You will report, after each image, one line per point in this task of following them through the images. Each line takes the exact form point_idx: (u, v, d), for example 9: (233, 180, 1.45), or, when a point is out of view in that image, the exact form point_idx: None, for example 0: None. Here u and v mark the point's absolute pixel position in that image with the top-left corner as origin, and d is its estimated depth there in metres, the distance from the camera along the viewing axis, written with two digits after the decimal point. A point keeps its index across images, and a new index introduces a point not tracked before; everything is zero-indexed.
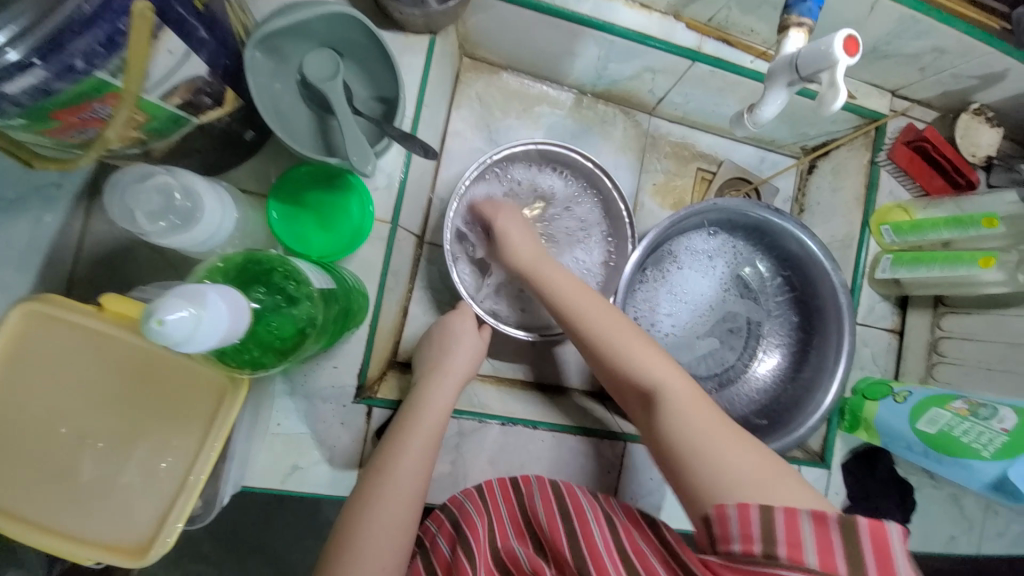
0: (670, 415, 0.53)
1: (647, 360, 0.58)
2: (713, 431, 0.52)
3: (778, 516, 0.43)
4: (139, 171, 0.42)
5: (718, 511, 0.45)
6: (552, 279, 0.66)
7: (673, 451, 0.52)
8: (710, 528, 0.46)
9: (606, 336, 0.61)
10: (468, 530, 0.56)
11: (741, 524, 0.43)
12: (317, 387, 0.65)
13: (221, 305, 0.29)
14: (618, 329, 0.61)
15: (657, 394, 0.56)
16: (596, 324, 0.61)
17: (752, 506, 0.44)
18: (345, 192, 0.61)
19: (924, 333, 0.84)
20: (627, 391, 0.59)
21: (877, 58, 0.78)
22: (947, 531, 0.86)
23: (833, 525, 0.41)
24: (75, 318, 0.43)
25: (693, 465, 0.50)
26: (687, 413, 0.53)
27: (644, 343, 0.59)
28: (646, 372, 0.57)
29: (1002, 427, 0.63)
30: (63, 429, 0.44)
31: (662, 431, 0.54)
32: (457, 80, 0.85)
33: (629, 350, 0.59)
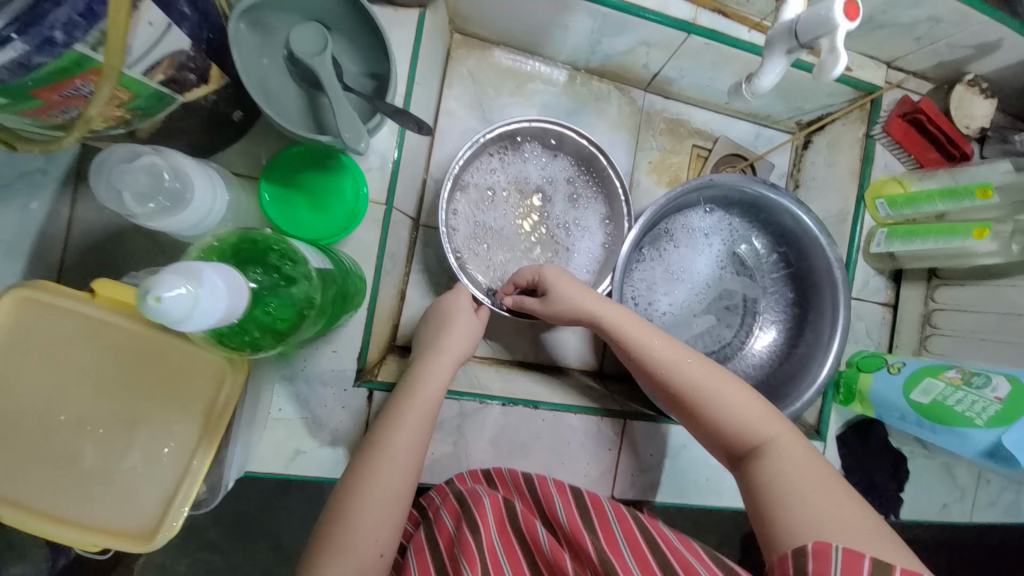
0: (779, 470, 0.49)
1: (760, 414, 0.54)
2: (828, 485, 0.47)
3: (868, 568, 0.40)
4: (127, 151, 0.41)
5: (819, 548, 0.42)
6: (618, 321, 0.62)
7: (764, 505, 0.48)
8: (801, 561, 0.42)
9: (699, 383, 0.56)
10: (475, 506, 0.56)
11: (845, 566, 0.40)
12: (317, 371, 0.65)
13: (218, 281, 0.28)
14: (730, 381, 0.56)
15: (767, 451, 0.51)
16: (701, 373, 0.57)
17: (862, 555, 0.41)
18: (337, 173, 0.60)
19: (918, 305, 0.85)
20: (724, 443, 0.55)
21: (872, 28, 0.78)
22: (940, 499, 0.88)
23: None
24: (66, 303, 0.42)
25: (778, 505, 0.47)
26: (799, 469, 0.49)
27: (747, 392, 0.55)
28: (744, 423, 0.53)
29: (995, 396, 0.64)
30: (62, 416, 0.43)
31: (766, 486, 0.49)
32: (448, 57, 0.83)
33: (735, 403, 0.55)
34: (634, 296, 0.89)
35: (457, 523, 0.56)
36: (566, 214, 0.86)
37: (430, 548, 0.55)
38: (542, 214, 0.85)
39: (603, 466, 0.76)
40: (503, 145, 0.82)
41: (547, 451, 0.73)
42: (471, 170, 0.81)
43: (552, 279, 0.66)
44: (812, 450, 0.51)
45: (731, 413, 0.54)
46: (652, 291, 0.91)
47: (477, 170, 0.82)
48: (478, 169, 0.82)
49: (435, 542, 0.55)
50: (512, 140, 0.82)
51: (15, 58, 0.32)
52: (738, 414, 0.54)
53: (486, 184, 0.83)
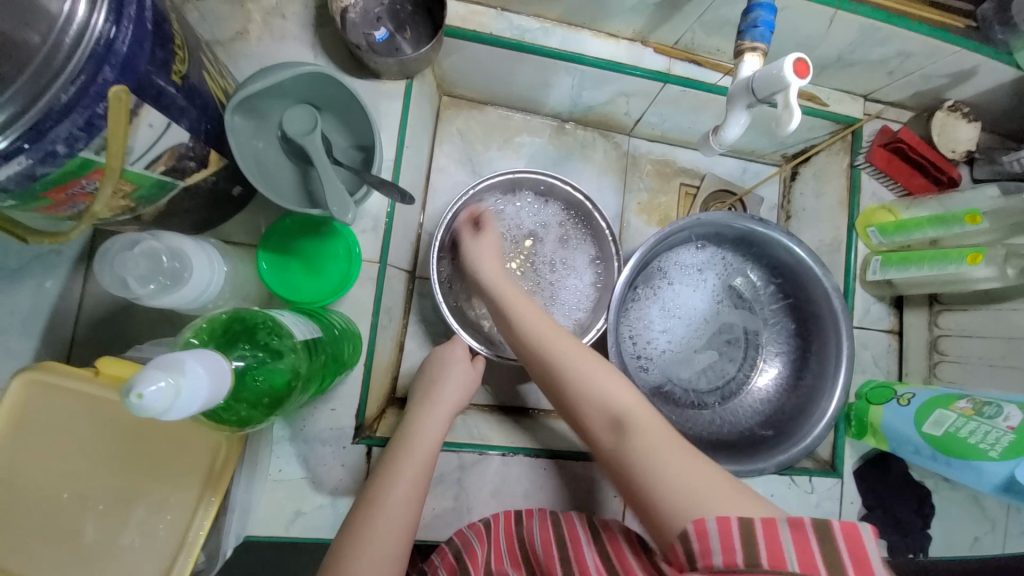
0: (637, 444, 0.49)
1: (618, 386, 0.54)
2: (682, 451, 0.48)
3: (756, 525, 0.41)
4: (128, 239, 0.44)
5: (698, 526, 0.42)
6: (528, 315, 0.62)
7: (640, 475, 0.48)
8: (686, 544, 0.42)
9: (564, 359, 0.56)
10: (471, 565, 0.57)
11: (721, 538, 0.41)
12: (316, 431, 0.66)
13: (200, 369, 0.30)
14: (586, 355, 0.57)
15: (576, 370, 0.55)
16: (565, 348, 0.58)
17: (731, 518, 0.42)
18: (331, 239, 0.62)
19: (922, 332, 0.83)
20: (587, 421, 0.54)
21: (843, 66, 0.80)
22: (971, 534, 0.83)
23: (809, 530, 0.40)
24: (70, 383, 0.44)
25: (661, 487, 0.46)
26: (653, 440, 0.49)
27: (606, 368, 0.56)
28: (601, 397, 0.53)
29: (1008, 425, 0.63)
30: (65, 494, 0.44)
31: (627, 457, 0.50)
32: (438, 118, 0.88)
33: (594, 377, 0.55)
34: (631, 335, 0.90)
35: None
36: (559, 256, 0.88)
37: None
38: (536, 258, 0.87)
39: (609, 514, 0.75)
40: (494, 195, 0.86)
41: (550, 501, 0.72)
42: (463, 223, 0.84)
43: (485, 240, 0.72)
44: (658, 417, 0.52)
45: (589, 388, 0.54)
46: (649, 329, 0.91)
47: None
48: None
49: None
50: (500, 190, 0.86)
51: (22, 170, 0.35)
52: (592, 388, 0.54)
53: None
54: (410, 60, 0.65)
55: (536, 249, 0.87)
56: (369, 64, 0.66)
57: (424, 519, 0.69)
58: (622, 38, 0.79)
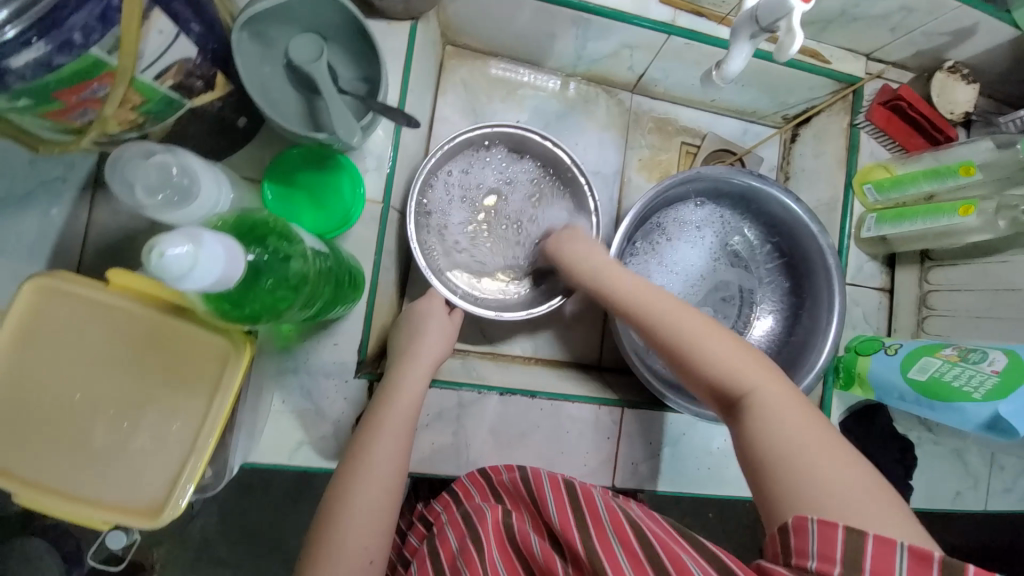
0: (765, 427, 0.51)
1: (745, 367, 0.56)
2: (806, 434, 0.50)
3: (868, 544, 0.41)
4: (144, 148, 0.45)
5: (797, 522, 0.44)
6: (631, 289, 0.65)
7: (754, 457, 0.51)
8: (784, 538, 0.44)
9: (690, 335, 0.59)
10: (477, 520, 0.59)
11: (822, 542, 0.42)
12: (319, 364, 0.68)
13: (218, 249, 0.31)
14: (716, 334, 0.58)
15: (699, 347, 0.58)
16: (712, 343, 0.58)
17: (838, 527, 0.42)
18: (334, 171, 0.63)
19: (913, 289, 0.85)
20: (713, 399, 0.58)
21: (848, 21, 0.80)
22: (948, 485, 0.87)
23: (936, 565, 0.40)
24: (83, 291, 0.45)
25: (785, 476, 0.48)
26: (783, 421, 0.51)
27: (739, 347, 0.58)
28: (736, 377, 0.55)
29: (992, 368, 0.65)
30: (77, 397, 0.46)
31: (751, 444, 0.52)
32: (441, 68, 0.88)
33: (736, 361, 0.56)
34: None
35: (459, 539, 0.58)
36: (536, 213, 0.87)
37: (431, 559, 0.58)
38: (517, 214, 0.88)
39: (602, 455, 0.77)
40: (467, 152, 0.85)
41: (545, 440, 0.74)
42: (428, 188, 0.83)
43: (566, 241, 0.74)
44: (790, 393, 0.54)
45: (721, 367, 0.56)
46: (648, 285, 0.92)
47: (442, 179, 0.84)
48: (439, 183, 0.84)
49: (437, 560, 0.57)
50: (476, 148, 0.85)
51: (38, 58, 0.35)
52: (723, 369, 0.56)
53: (451, 194, 0.85)
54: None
55: (511, 208, 0.87)
56: (374, 2, 0.66)
57: (424, 453, 0.71)
58: None
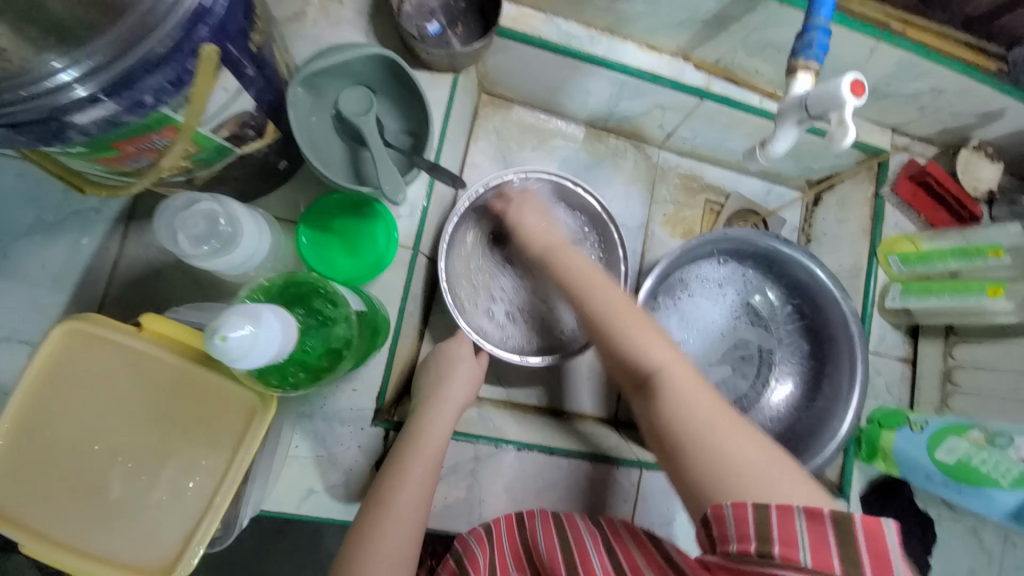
0: (673, 398, 0.54)
1: (654, 346, 0.58)
2: (711, 421, 0.53)
3: (772, 514, 0.44)
4: (187, 198, 0.45)
5: (715, 510, 0.47)
6: (567, 265, 0.65)
7: (670, 437, 0.54)
8: (708, 528, 0.47)
9: (603, 319, 0.61)
10: (469, 565, 0.58)
11: (737, 524, 0.45)
12: (336, 410, 0.66)
13: (275, 322, 0.30)
14: (628, 321, 0.60)
15: (611, 329, 0.60)
16: (634, 330, 0.59)
17: (748, 505, 0.45)
18: (371, 220, 0.63)
19: (937, 362, 0.85)
20: (627, 374, 0.61)
21: (877, 97, 0.82)
22: (974, 571, 0.85)
23: (828, 521, 0.42)
24: (118, 338, 0.45)
25: (693, 458, 0.51)
26: (690, 396, 0.54)
27: (650, 329, 0.59)
28: (644, 354, 0.58)
29: (1020, 456, 0.64)
30: (98, 446, 0.44)
31: (665, 419, 0.55)
32: (475, 115, 0.90)
33: (646, 341, 0.58)
34: None
35: None
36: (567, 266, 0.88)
37: None
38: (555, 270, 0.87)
39: (618, 519, 0.74)
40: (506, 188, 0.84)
41: (560, 500, 0.72)
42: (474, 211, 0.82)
43: (523, 208, 0.71)
44: (692, 373, 0.57)
45: (635, 346, 0.58)
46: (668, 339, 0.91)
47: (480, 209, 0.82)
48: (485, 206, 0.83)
49: None
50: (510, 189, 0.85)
51: (105, 116, 0.36)
52: (635, 348, 0.58)
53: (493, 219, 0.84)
54: (460, 54, 0.67)
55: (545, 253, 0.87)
56: (420, 55, 0.68)
57: (436, 507, 0.69)
58: (664, 52, 0.80)
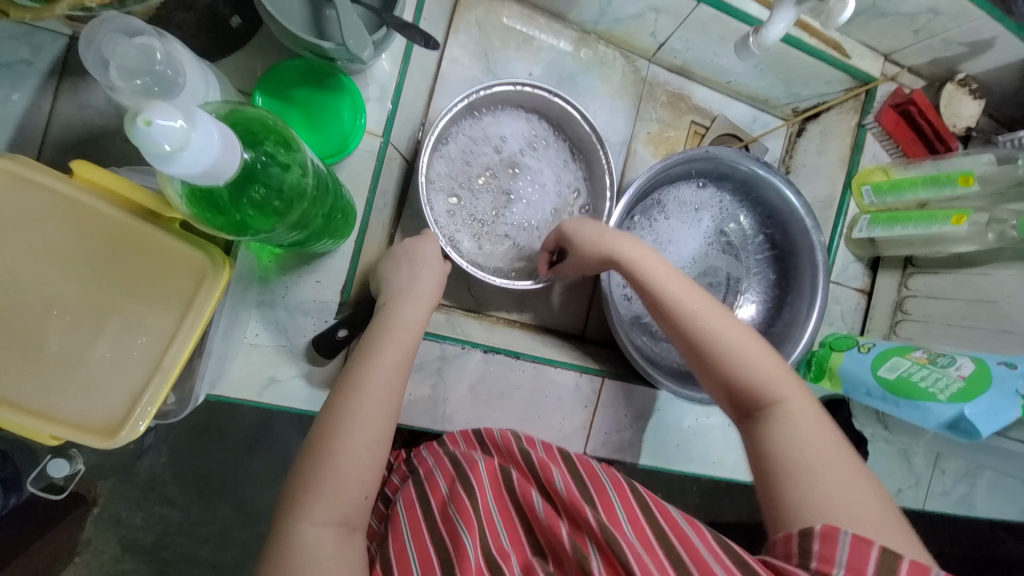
0: (784, 434, 0.51)
1: (768, 375, 0.55)
2: (829, 459, 0.49)
3: (902, 564, 0.40)
4: (127, 25, 0.40)
5: (827, 530, 0.42)
6: (651, 267, 0.62)
7: (777, 468, 0.50)
8: (806, 542, 0.42)
9: (714, 335, 0.57)
10: (468, 470, 0.57)
11: (852, 554, 0.40)
12: (299, 300, 0.64)
13: (214, 133, 0.27)
14: (751, 343, 0.57)
15: (716, 344, 0.56)
16: (746, 346, 0.56)
17: (874, 545, 0.40)
18: (335, 93, 0.58)
19: (892, 293, 0.88)
20: (733, 401, 0.56)
21: (875, 16, 0.79)
22: (894, 482, 0.93)
23: None
24: (48, 183, 0.40)
25: (795, 489, 0.47)
26: (803, 431, 0.51)
27: (766, 351, 0.56)
28: (762, 382, 0.54)
29: (959, 373, 0.68)
30: (26, 295, 0.41)
31: (772, 452, 0.51)
32: (456, 3, 0.82)
33: (762, 366, 0.55)
34: None
35: (450, 487, 0.56)
36: (540, 212, 0.83)
37: (422, 508, 0.55)
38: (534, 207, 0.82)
39: (578, 422, 0.77)
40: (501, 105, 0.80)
41: (524, 402, 0.74)
42: (467, 119, 0.79)
43: (577, 230, 0.68)
44: (816, 407, 0.54)
45: (753, 367, 0.55)
46: None
47: (465, 121, 0.79)
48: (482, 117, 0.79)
49: (425, 502, 0.56)
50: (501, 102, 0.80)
51: None
52: (755, 369, 0.55)
53: (476, 137, 0.80)
54: None
55: (523, 212, 0.82)
56: None
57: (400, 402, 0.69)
58: None
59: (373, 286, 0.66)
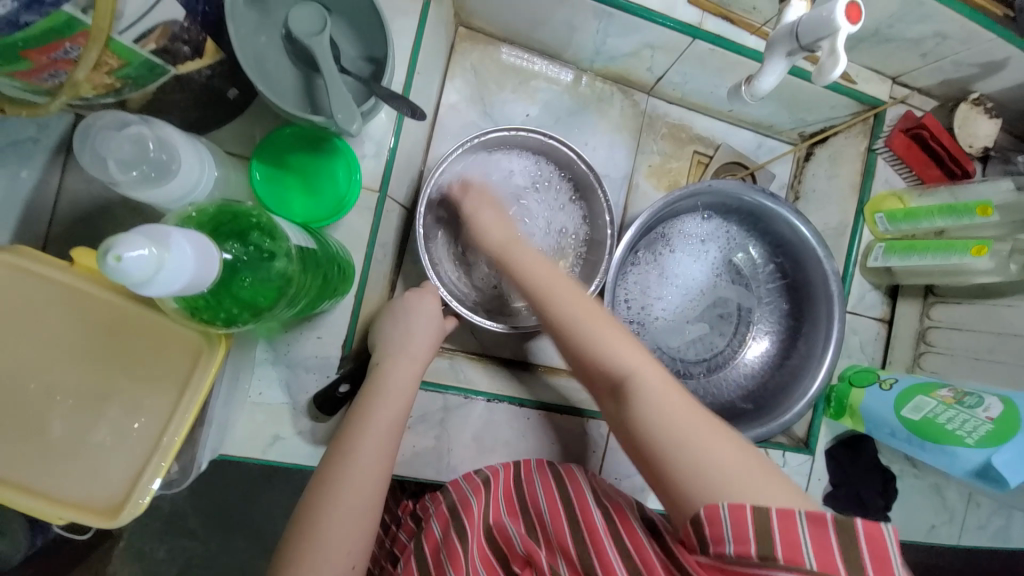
0: (641, 401, 0.47)
1: (632, 348, 0.50)
2: (692, 422, 0.45)
3: (773, 520, 0.39)
4: (117, 119, 0.41)
5: (710, 510, 0.41)
6: (523, 260, 0.57)
7: (646, 444, 0.46)
8: (698, 526, 0.42)
9: (544, 288, 0.54)
10: (463, 511, 0.56)
11: (733, 523, 0.40)
12: (301, 357, 0.64)
13: (187, 247, 0.28)
14: (571, 298, 0.53)
15: (557, 312, 0.52)
16: (571, 307, 0.52)
17: (747, 506, 0.40)
18: (330, 156, 0.59)
19: (913, 323, 0.84)
20: (592, 375, 0.51)
21: (878, 41, 0.77)
22: (927, 520, 0.88)
23: (830, 527, 0.38)
24: (42, 272, 0.41)
25: (677, 465, 0.43)
26: (659, 399, 0.46)
27: (604, 318, 0.52)
28: (602, 353, 0.50)
29: (987, 415, 0.64)
30: (31, 384, 0.42)
31: (634, 424, 0.47)
32: (452, 50, 0.83)
33: (608, 335, 0.50)
34: (627, 299, 0.88)
35: (444, 530, 0.56)
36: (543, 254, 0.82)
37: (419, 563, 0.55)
38: (536, 248, 0.82)
39: (587, 468, 0.75)
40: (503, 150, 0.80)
41: (530, 450, 0.72)
42: (466, 165, 0.79)
43: (476, 208, 0.64)
44: (665, 369, 0.49)
45: (590, 331, 0.50)
46: (647, 296, 0.90)
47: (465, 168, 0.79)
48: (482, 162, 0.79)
49: (420, 550, 0.56)
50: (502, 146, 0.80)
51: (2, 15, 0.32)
52: (592, 337, 0.50)
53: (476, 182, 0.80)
54: None
55: None
56: None
57: (404, 455, 0.69)
58: None
59: (371, 341, 0.66)
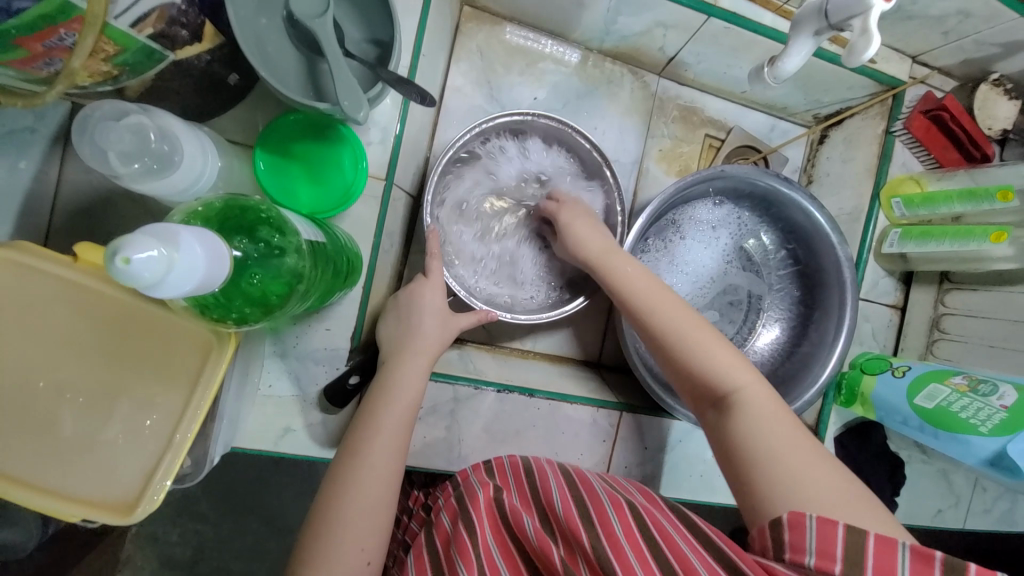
0: (745, 419, 0.52)
1: (731, 362, 0.55)
2: (792, 445, 0.49)
3: (868, 542, 0.40)
4: (116, 108, 0.40)
5: (794, 518, 0.42)
6: (625, 274, 0.64)
7: (746, 452, 0.51)
8: (777, 531, 0.43)
9: (678, 327, 0.59)
10: (470, 503, 0.56)
11: (820, 539, 0.41)
12: (310, 349, 0.64)
13: (198, 248, 0.29)
14: (716, 338, 0.57)
15: (681, 340, 0.58)
16: (700, 336, 0.58)
17: (838, 525, 0.41)
18: (334, 144, 0.57)
19: (927, 310, 0.83)
20: (694, 392, 0.58)
21: (901, 19, 0.74)
22: (934, 505, 0.89)
23: (939, 565, 0.38)
24: (47, 266, 0.40)
25: (770, 475, 0.48)
26: (765, 419, 0.51)
27: (720, 343, 0.57)
28: (715, 372, 0.55)
29: (1001, 404, 0.64)
30: (41, 383, 0.41)
31: (740, 438, 0.52)
32: (456, 31, 0.80)
33: (717, 356, 0.56)
34: None
35: (454, 523, 0.55)
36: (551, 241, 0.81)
37: (430, 554, 0.55)
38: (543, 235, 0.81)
39: (597, 457, 0.75)
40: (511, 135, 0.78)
41: (540, 440, 0.72)
42: (472, 150, 0.77)
43: (570, 220, 0.69)
44: (773, 396, 0.54)
45: (710, 358, 0.56)
46: None
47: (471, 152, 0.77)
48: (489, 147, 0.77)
49: (432, 545, 0.55)
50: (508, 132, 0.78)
51: None
52: (711, 360, 0.56)
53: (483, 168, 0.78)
54: None
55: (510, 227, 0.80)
56: None
57: (415, 446, 0.69)
58: None
59: (380, 332, 0.65)
